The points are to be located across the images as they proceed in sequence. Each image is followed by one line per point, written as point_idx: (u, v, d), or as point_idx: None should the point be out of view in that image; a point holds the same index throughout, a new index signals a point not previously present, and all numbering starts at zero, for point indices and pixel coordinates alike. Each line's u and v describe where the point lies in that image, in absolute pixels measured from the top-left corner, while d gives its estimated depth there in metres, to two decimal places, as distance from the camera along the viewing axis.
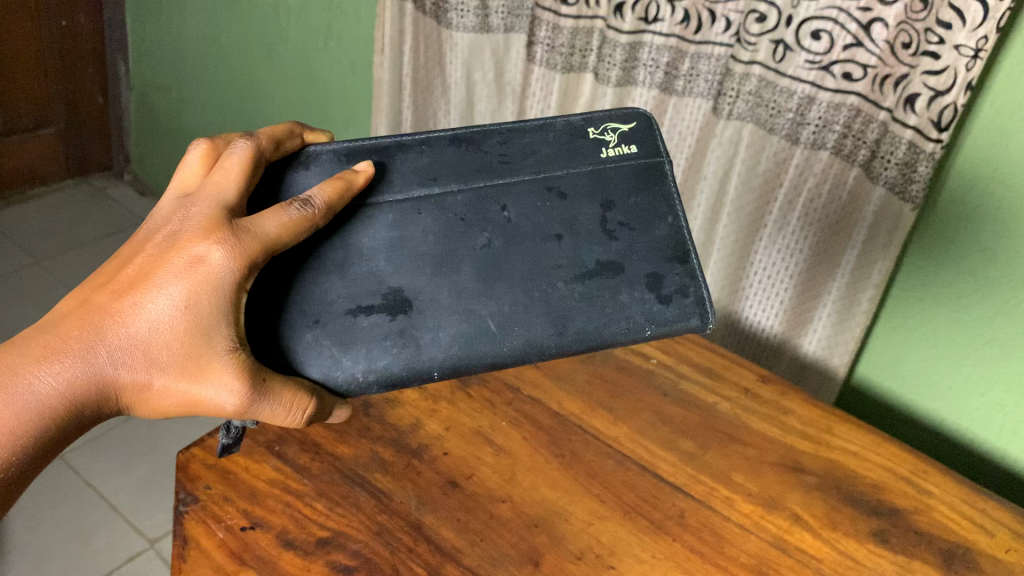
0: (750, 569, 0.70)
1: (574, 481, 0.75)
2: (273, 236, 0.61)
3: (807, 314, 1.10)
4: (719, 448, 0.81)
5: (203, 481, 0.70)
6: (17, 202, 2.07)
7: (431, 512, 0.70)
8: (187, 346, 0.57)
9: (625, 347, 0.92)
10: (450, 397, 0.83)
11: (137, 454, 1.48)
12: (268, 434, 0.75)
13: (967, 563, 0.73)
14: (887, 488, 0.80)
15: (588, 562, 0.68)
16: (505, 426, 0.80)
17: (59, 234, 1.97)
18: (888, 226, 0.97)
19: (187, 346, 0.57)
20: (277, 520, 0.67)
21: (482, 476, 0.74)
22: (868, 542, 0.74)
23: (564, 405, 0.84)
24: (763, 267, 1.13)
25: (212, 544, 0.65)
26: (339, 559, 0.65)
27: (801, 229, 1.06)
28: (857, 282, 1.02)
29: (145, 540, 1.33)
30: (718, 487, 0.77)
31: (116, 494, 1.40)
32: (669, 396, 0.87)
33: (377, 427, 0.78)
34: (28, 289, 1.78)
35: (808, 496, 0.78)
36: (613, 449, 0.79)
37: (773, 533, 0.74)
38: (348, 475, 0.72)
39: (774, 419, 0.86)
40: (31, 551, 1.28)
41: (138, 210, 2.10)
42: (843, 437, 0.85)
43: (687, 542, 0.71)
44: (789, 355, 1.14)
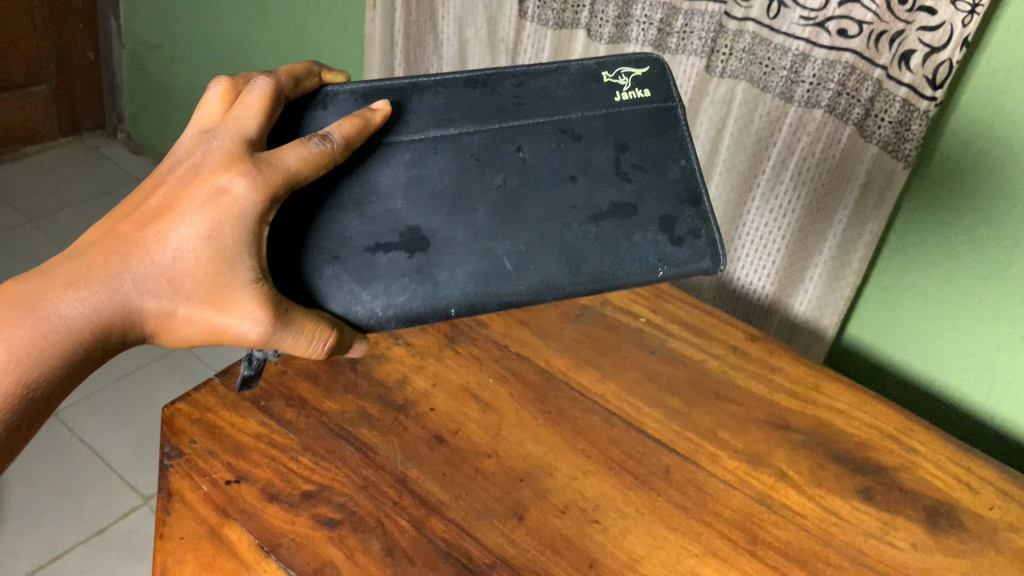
0: (733, 525, 0.71)
1: (560, 437, 0.76)
2: (294, 169, 0.61)
3: (799, 274, 1.09)
4: (705, 406, 0.81)
5: (188, 435, 0.70)
6: (9, 160, 2.06)
7: (417, 466, 0.70)
8: (210, 274, 0.58)
9: (614, 305, 0.92)
10: (438, 353, 0.83)
11: (130, 412, 1.49)
12: (254, 390, 0.75)
13: (950, 519, 0.74)
14: (873, 445, 0.80)
15: (572, 516, 0.69)
16: (492, 383, 0.80)
17: (51, 193, 1.96)
18: (880, 186, 0.96)
19: (209, 273, 0.58)
20: (262, 474, 0.68)
21: (469, 431, 0.75)
22: (853, 499, 0.75)
23: (552, 362, 0.84)
24: (754, 227, 1.12)
25: (196, 497, 0.65)
26: (324, 512, 0.65)
27: (794, 188, 1.05)
28: (848, 242, 1.02)
29: (139, 497, 1.34)
30: (703, 443, 0.78)
31: (109, 450, 1.41)
32: (657, 354, 0.87)
33: (363, 383, 0.78)
34: (21, 249, 1.78)
35: (794, 453, 0.78)
36: (600, 406, 0.80)
37: (758, 489, 0.74)
38: (334, 429, 0.73)
39: (761, 376, 0.86)
40: (26, 508, 1.30)
41: (130, 168, 2.08)
42: (831, 395, 0.85)
43: (671, 497, 0.72)
44: (780, 315, 1.14)
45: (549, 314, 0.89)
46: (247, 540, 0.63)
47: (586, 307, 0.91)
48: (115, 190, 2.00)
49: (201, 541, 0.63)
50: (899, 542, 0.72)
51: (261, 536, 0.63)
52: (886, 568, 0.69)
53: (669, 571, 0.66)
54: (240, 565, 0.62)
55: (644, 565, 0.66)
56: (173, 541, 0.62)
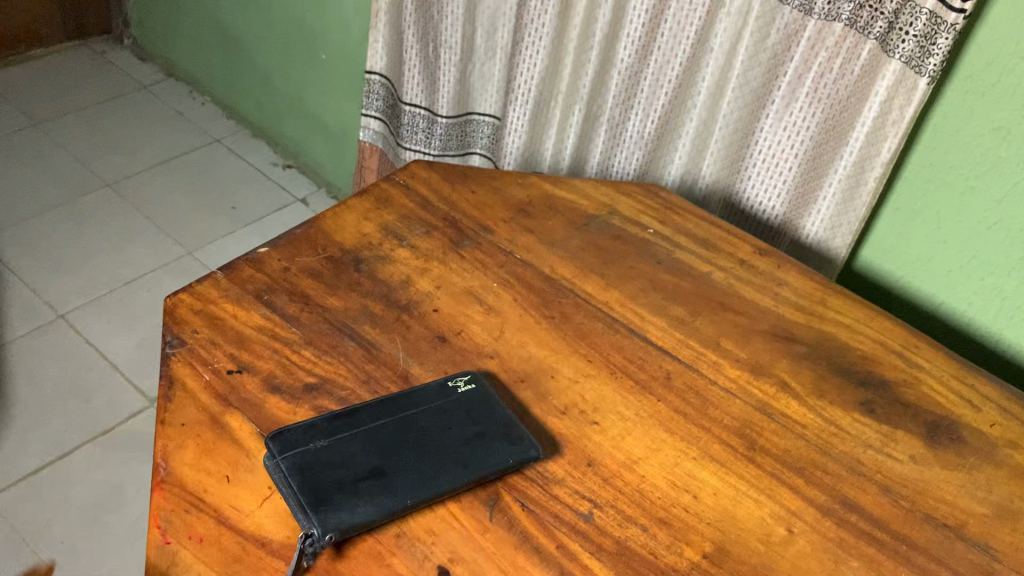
0: (732, 431, 0.71)
1: (563, 341, 0.76)
2: None
3: (811, 193, 1.05)
4: (710, 315, 0.81)
5: (191, 325, 0.70)
6: (13, 62, 2.01)
7: (419, 364, 0.71)
8: None
9: (622, 216, 0.91)
10: (442, 257, 0.82)
11: (135, 317, 1.49)
12: (257, 284, 0.75)
13: (950, 434, 0.74)
14: (877, 359, 0.80)
15: (572, 417, 0.70)
16: (496, 287, 0.80)
17: (57, 97, 1.94)
18: (902, 100, 0.91)
19: None
20: (264, 366, 0.68)
21: (472, 333, 0.75)
22: (854, 411, 0.75)
23: (556, 269, 0.83)
24: (766, 146, 1.06)
25: (198, 386, 0.66)
26: (326, 404, 0.66)
27: (811, 104, 1.00)
28: (863, 159, 0.97)
29: (145, 399, 1.37)
30: (707, 352, 0.78)
31: (117, 353, 1.43)
32: (664, 265, 0.86)
33: (367, 282, 0.77)
34: (28, 154, 1.77)
35: (797, 364, 0.78)
36: (603, 313, 0.79)
37: (759, 398, 0.74)
38: (337, 325, 0.73)
39: (768, 289, 0.85)
40: (34, 407, 1.33)
41: (137, 75, 2.05)
42: (837, 310, 0.84)
43: (672, 403, 0.73)
44: (790, 236, 1.10)
45: (555, 222, 0.88)
46: (249, 429, 0.63)
47: (593, 216, 0.90)
48: (121, 97, 1.97)
49: (202, 428, 0.63)
50: (898, 454, 0.72)
51: (262, 426, 0.63)
52: (884, 478, 0.70)
53: (666, 472, 0.67)
54: (242, 452, 0.62)
55: (641, 466, 0.67)
56: (174, 427, 0.63)
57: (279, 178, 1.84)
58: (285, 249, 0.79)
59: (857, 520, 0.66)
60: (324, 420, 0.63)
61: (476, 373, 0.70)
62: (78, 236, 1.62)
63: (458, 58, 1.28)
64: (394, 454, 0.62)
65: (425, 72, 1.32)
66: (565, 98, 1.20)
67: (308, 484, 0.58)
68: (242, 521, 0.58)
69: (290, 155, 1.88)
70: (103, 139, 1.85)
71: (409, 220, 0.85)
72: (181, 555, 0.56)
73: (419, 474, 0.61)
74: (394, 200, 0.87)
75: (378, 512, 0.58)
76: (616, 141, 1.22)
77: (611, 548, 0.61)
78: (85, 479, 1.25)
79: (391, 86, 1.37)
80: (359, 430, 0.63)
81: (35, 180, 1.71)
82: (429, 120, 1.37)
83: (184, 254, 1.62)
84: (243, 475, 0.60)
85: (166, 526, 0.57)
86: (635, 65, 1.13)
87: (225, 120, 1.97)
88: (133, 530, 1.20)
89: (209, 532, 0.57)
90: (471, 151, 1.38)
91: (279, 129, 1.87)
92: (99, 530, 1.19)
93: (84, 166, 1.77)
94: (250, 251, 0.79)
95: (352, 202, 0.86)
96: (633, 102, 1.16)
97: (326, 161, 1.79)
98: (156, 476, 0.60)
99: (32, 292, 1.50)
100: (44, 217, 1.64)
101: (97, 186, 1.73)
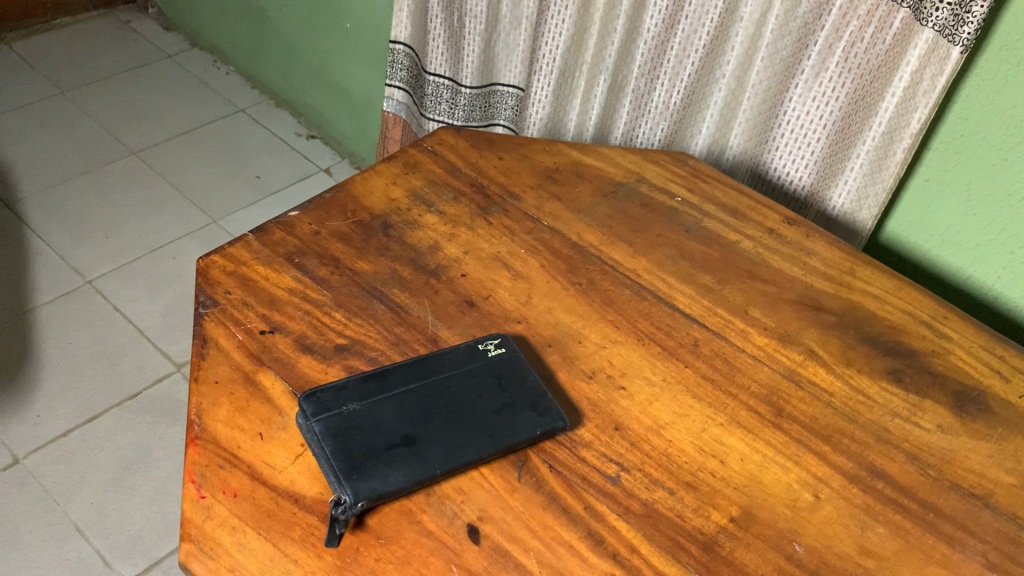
0: (759, 398, 0.71)
1: (590, 307, 0.76)
2: None
3: (839, 164, 1.04)
4: (737, 283, 0.81)
5: (223, 286, 0.71)
6: (40, 30, 2.02)
7: (447, 327, 0.71)
8: None
9: (650, 184, 0.91)
10: (470, 223, 0.82)
11: (161, 284, 1.51)
12: (288, 247, 0.76)
13: (979, 405, 0.74)
14: (905, 329, 0.79)
15: (599, 381, 0.70)
16: (524, 252, 0.80)
17: (83, 65, 1.95)
18: (933, 70, 0.89)
19: None
20: (296, 326, 0.69)
21: (499, 297, 0.75)
22: (882, 380, 0.74)
23: (583, 236, 0.83)
24: (795, 116, 1.05)
25: (231, 345, 0.67)
26: (356, 364, 0.67)
27: (840, 74, 0.99)
28: (892, 130, 0.96)
29: (172, 364, 1.39)
30: (734, 320, 0.78)
31: (143, 319, 1.44)
32: (691, 233, 0.86)
33: (396, 247, 0.78)
34: (54, 121, 1.79)
35: (825, 333, 0.78)
36: (631, 280, 0.79)
37: (787, 366, 0.74)
38: (366, 288, 0.73)
39: (797, 259, 0.85)
40: (63, 369, 1.35)
41: (162, 44, 2.05)
42: (865, 279, 0.84)
43: (699, 369, 0.73)
44: (816, 207, 1.10)
45: (583, 189, 0.88)
46: (281, 388, 0.64)
47: (621, 183, 0.90)
48: (146, 66, 1.98)
49: (235, 386, 0.64)
50: (925, 424, 0.71)
51: (294, 384, 0.64)
52: (911, 447, 0.69)
53: (693, 438, 0.67)
54: (275, 410, 0.63)
55: (668, 431, 0.67)
56: (208, 385, 0.64)
57: (303, 148, 1.84)
58: (315, 212, 0.80)
59: (883, 487, 0.66)
60: (356, 382, 0.63)
61: (506, 335, 0.71)
62: (104, 203, 1.63)
63: (483, 27, 1.26)
64: (423, 420, 0.62)
65: (450, 40, 1.31)
66: (590, 68, 1.19)
67: (340, 448, 0.58)
68: (275, 477, 0.59)
69: (314, 126, 1.89)
70: (128, 108, 1.86)
71: (436, 186, 0.85)
72: (216, 508, 0.57)
73: (449, 440, 0.61)
74: (422, 166, 0.87)
75: (408, 479, 0.58)
76: (640, 111, 1.20)
77: (638, 510, 0.61)
78: (113, 441, 1.27)
79: (415, 56, 1.35)
80: (387, 396, 0.63)
81: (62, 147, 1.73)
82: (453, 90, 1.36)
83: (209, 223, 1.63)
84: (276, 433, 0.61)
85: (201, 481, 0.58)
86: (662, 34, 1.10)
87: (249, 90, 1.98)
88: (161, 491, 1.22)
89: (243, 487, 0.58)
90: (496, 122, 1.38)
91: (303, 100, 1.87)
92: (128, 491, 1.21)
93: (110, 134, 1.78)
94: (281, 214, 0.79)
95: (381, 167, 0.87)
96: (658, 72, 1.15)
97: (349, 131, 1.80)
98: (190, 433, 0.61)
99: (59, 257, 1.52)
100: (71, 183, 1.66)
101: (123, 154, 1.74)
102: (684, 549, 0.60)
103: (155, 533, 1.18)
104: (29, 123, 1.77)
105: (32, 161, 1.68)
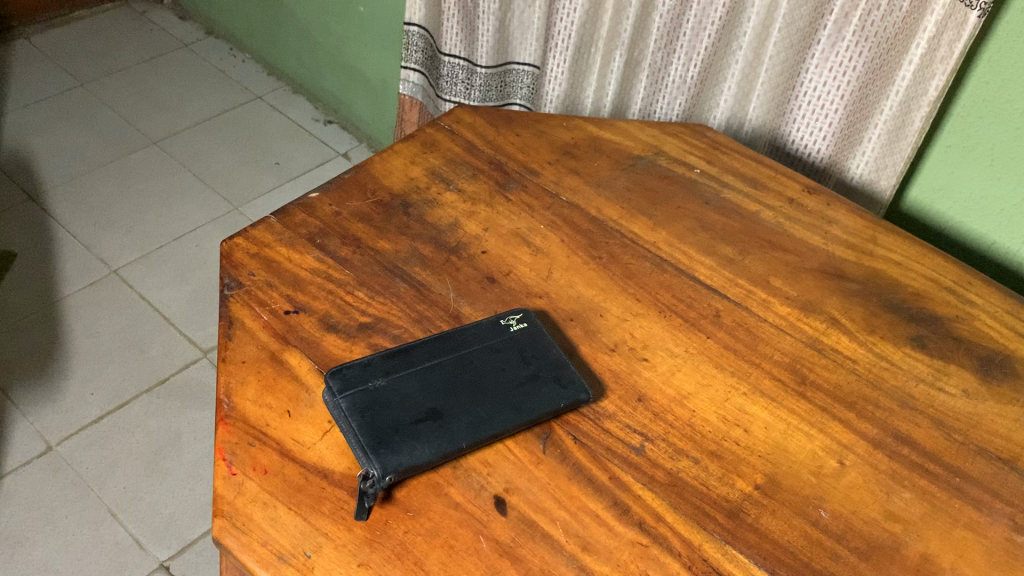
0: (782, 366, 0.71)
1: (611, 281, 0.76)
2: None
3: (857, 134, 1.03)
4: (759, 254, 0.81)
5: (247, 268, 0.72)
6: (59, 24, 2.04)
7: (470, 304, 0.72)
8: None
9: (669, 156, 0.91)
10: (489, 200, 0.82)
11: (186, 271, 1.52)
12: (309, 228, 0.76)
13: (1004, 368, 0.73)
14: (929, 296, 0.79)
15: (622, 354, 0.70)
16: (544, 228, 0.80)
17: (101, 57, 1.96)
18: (951, 36, 0.88)
19: None
20: (320, 306, 0.70)
21: (520, 273, 0.76)
22: (906, 347, 0.74)
23: (603, 210, 0.83)
24: (813, 86, 1.04)
25: (257, 325, 0.68)
26: (380, 342, 0.67)
27: (857, 43, 0.98)
28: (910, 99, 0.95)
29: (199, 350, 1.41)
30: (755, 290, 0.77)
31: (168, 305, 1.46)
32: (711, 204, 0.85)
33: (416, 225, 0.78)
34: (74, 113, 1.80)
35: (847, 301, 0.77)
36: (651, 253, 0.80)
37: (809, 334, 0.74)
38: (388, 267, 0.74)
39: (817, 228, 0.84)
40: (92, 357, 1.37)
41: (179, 34, 2.06)
42: (887, 247, 0.84)
43: (721, 339, 0.73)
44: (835, 177, 1.09)
45: (601, 164, 0.88)
46: (308, 366, 0.65)
47: (639, 157, 0.90)
48: (163, 56, 1.99)
49: (262, 365, 0.65)
50: (950, 389, 0.71)
51: (321, 362, 0.65)
52: (936, 412, 0.69)
53: (716, 407, 0.68)
54: (302, 387, 0.64)
55: (691, 401, 0.68)
56: (235, 364, 0.65)
57: (320, 133, 1.85)
58: (335, 193, 0.80)
59: (909, 452, 0.66)
60: (380, 358, 0.64)
61: (528, 310, 0.71)
62: (127, 193, 1.65)
63: (496, 7, 1.26)
64: (447, 396, 0.62)
65: (464, 21, 1.31)
66: (606, 43, 1.18)
67: (368, 425, 0.59)
68: (304, 453, 0.60)
69: (331, 111, 1.90)
70: (146, 98, 1.87)
71: (455, 164, 0.86)
72: (247, 484, 0.58)
73: (473, 415, 0.62)
74: (439, 145, 0.88)
75: (435, 453, 0.59)
76: (657, 86, 1.20)
77: (663, 479, 0.62)
78: (144, 427, 1.29)
79: (430, 37, 1.35)
80: (410, 373, 0.63)
81: (82, 139, 1.74)
82: (469, 70, 1.36)
83: (230, 210, 1.65)
84: (304, 410, 0.62)
85: (231, 458, 0.59)
86: (676, 8, 1.10)
87: (266, 77, 1.98)
88: (192, 474, 1.24)
89: (273, 464, 0.59)
90: (512, 101, 1.37)
91: (320, 85, 1.88)
92: (160, 476, 1.23)
93: (131, 124, 1.80)
94: (302, 196, 0.80)
95: (399, 147, 0.87)
96: (675, 46, 1.14)
97: (366, 115, 1.80)
98: (220, 412, 0.62)
99: (85, 248, 1.54)
100: (94, 174, 1.67)
101: (144, 143, 1.76)
102: (710, 517, 0.60)
103: (188, 515, 1.20)
104: (51, 116, 1.79)
105: (54, 154, 1.70)
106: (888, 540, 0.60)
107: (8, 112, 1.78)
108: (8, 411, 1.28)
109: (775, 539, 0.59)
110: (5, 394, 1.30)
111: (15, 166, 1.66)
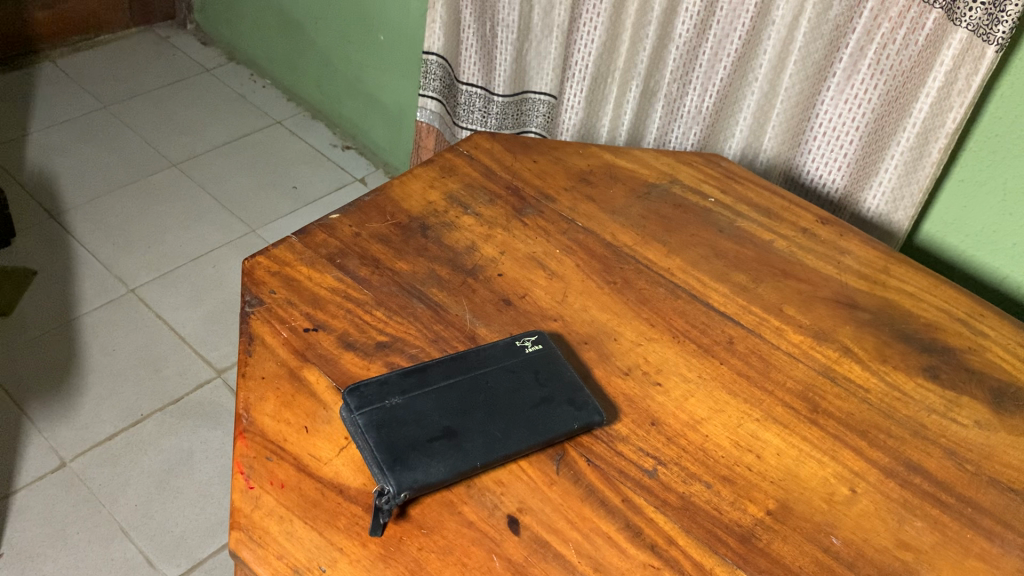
0: (795, 394, 0.72)
1: (624, 305, 0.77)
2: None
3: (872, 166, 1.03)
4: (773, 282, 0.82)
5: (268, 286, 0.73)
6: (84, 47, 2.07)
7: (485, 325, 0.73)
8: None
9: (683, 185, 0.92)
10: (506, 224, 0.83)
11: (203, 292, 1.54)
12: (330, 248, 0.78)
13: (1016, 400, 0.73)
14: (942, 327, 0.79)
15: (635, 378, 0.71)
16: (560, 253, 0.81)
17: (125, 80, 1.99)
18: (968, 70, 0.89)
19: None
20: (339, 324, 0.71)
21: (536, 296, 0.77)
22: (918, 376, 0.75)
23: (617, 236, 0.84)
24: (827, 118, 1.05)
25: (277, 341, 0.69)
26: (397, 360, 0.68)
27: (872, 76, 0.99)
28: (927, 131, 0.95)
29: (212, 370, 1.42)
30: (768, 318, 0.78)
31: (184, 325, 1.48)
32: (726, 232, 0.86)
33: (433, 248, 0.79)
34: (95, 134, 1.83)
35: (859, 331, 0.78)
36: (665, 280, 0.80)
37: (821, 362, 0.75)
38: (406, 288, 0.75)
39: (830, 257, 0.85)
40: (108, 375, 1.38)
41: (202, 59, 2.10)
42: (900, 278, 0.84)
43: (734, 365, 0.73)
44: (851, 209, 1.08)
45: (616, 191, 0.89)
46: (325, 383, 0.66)
47: (654, 185, 0.91)
48: (184, 80, 2.02)
49: (280, 381, 0.66)
50: (962, 420, 0.71)
51: (338, 380, 0.66)
52: (949, 442, 0.69)
53: (729, 432, 0.68)
54: (319, 404, 0.65)
55: (704, 426, 0.68)
56: (255, 380, 0.66)
57: (338, 158, 1.87)
58: (355, 215, 0.82)
59: (921, 482, 0.66)
60: (396, 377, 0.65)
61: (543, 332, 0.72)
62: (145, 213, 1.67)
63: (515, 37, 1.28)
64: (458, 421, 0.63)
65: (483, 50, 1.33)
66: (622, 73, 1.19)
67: (384, 442, 0.60)
68: (320, 469, 0.60)
69: (349, 136, 1.92)
70: (168, 122, 1.90)
71: (473, 188, 0.87)
72: (263, 498, 0.59)
73: (484, 439, 0.62)
74: (458, 169, 0.89)
75: (448, 472, 0.60)
76: (672, 116, 1.21)
77: (675, 503, 0.62)
78: (158, 445, 1.30)
79: (448, 66, 1.36)
80: (422, 398, 0.64)
81: (103, 161, 1.77)
82: (486, 99, 1.38)
83: (248, 232, 1.67)
84: (321, 426, 0.63)
85: (249, 472, 0.60)
86: (693, 40, 1.11)
87: (286, 102, 2.01)
88: (202, 493, 1.25)
89: (290, 478, 0.60)
90: (528, 128, 1.39)
91: (338, 110, 1.90)
92: (172, 494, 1.24)
93: (151, 147, 1.82)
94: (322, 217, 0.82)
95: (419, 171, 0.88)
96: (690, 77, 1.15)
97: (383, 139, 1.82)
98: (239, 427, 0.63)
99: (104, 267, 1.55)
100: (115, 195, 1.70)
101: (164, 166, 1.78)
102: (722, 541, 0.60)
103: (198, 534, 1.20)
104: (73, 138, 1.81)
105: (75, 176, 1.72)
106: (899, 568, 0.60)
107: (30, 133, 1.81)
108: (24, 427, 1.29)
109: (787, 565, 0.60)
110: (21, 411, 1.31)
111: (38, 186, 1.69)
